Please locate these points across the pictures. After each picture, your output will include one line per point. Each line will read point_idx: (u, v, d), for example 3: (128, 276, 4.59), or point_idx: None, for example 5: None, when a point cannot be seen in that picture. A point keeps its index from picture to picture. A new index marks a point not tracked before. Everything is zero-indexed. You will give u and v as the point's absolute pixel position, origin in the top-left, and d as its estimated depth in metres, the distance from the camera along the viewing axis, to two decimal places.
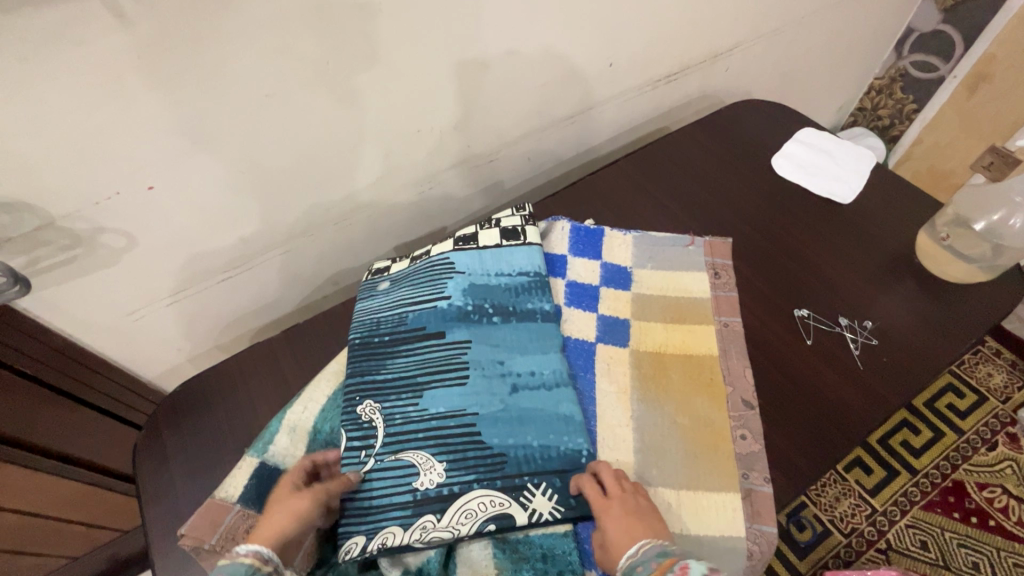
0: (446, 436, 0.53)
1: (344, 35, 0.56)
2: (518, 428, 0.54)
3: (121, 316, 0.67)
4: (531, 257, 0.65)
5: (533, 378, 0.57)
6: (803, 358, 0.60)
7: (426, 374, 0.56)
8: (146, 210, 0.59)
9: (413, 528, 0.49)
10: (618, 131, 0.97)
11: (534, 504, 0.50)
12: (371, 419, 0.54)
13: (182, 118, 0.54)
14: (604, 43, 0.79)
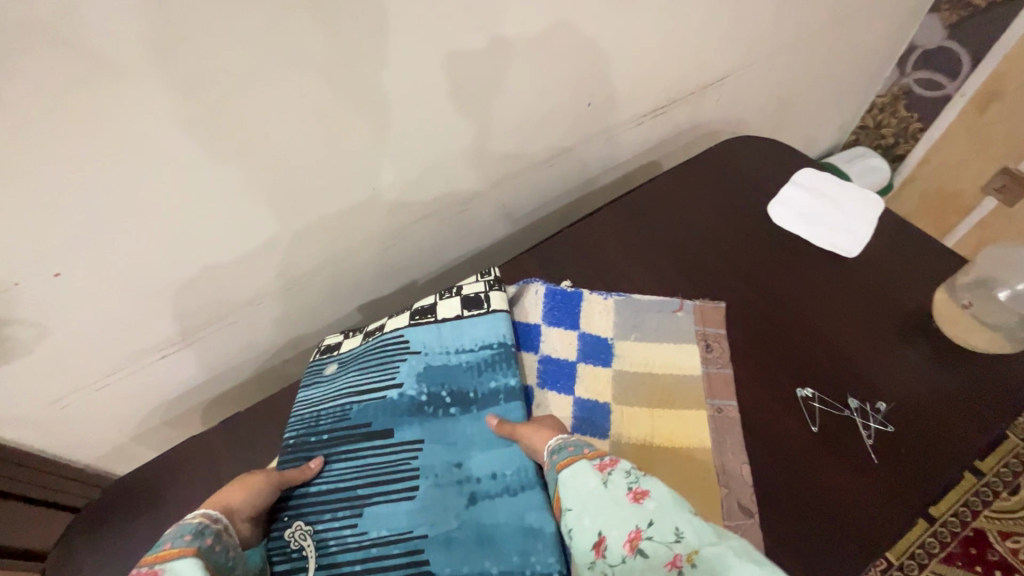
0: (389, 567, 0.46)
1: (277, 97, 0.49)
2: (475, 552, 0.47)
3: (42, 407, 0.60)
4: (495, 326, 0.57)
5: (494, 483, 0.50)
6: (808, 450, 0.52)
7: (368, 486, 0.50)
8: (57, 297, 0.52)
9: None
10: (602, 170, 0.90)
11: None
12: (301, 548, 0.47)
13: (87, 200, 0.47)
14: (580, 82, 0.72)
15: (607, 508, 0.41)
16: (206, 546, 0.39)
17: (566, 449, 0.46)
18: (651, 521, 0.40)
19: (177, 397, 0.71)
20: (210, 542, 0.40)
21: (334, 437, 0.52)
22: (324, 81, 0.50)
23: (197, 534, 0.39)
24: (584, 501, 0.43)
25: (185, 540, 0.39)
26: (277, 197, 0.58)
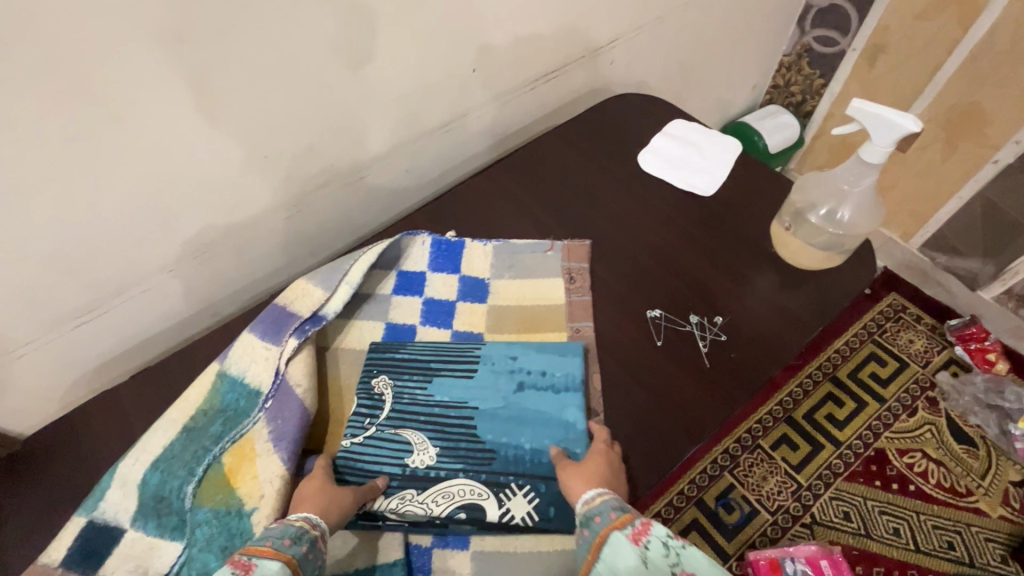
0: (446, 423, 0.54)
1: (151, 71, 0.53)
2: (512, 427, 0.54)
3: None
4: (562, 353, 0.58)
5: (544, 378, 0.56)
6: (651, 359, 0.60)
7: (437, 360, 0.58)
8: None
9: (392, 497, 0.50)
10: (503, 134, 0.95)
11: (511, 505, 0.50)
12: (382, 393, 0.56)
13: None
14: (463, 49, 0.77)
15: None
16: (300, 554, 0.41)
17: (593, 519, 0.44)
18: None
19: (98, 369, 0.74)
20: (305, 550, 0.42)
21: (233, 374, 0.58)
22: (196, 58, 0.55)
23: (295, 540, 0.42)
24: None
25: (304, 549, 0.42)
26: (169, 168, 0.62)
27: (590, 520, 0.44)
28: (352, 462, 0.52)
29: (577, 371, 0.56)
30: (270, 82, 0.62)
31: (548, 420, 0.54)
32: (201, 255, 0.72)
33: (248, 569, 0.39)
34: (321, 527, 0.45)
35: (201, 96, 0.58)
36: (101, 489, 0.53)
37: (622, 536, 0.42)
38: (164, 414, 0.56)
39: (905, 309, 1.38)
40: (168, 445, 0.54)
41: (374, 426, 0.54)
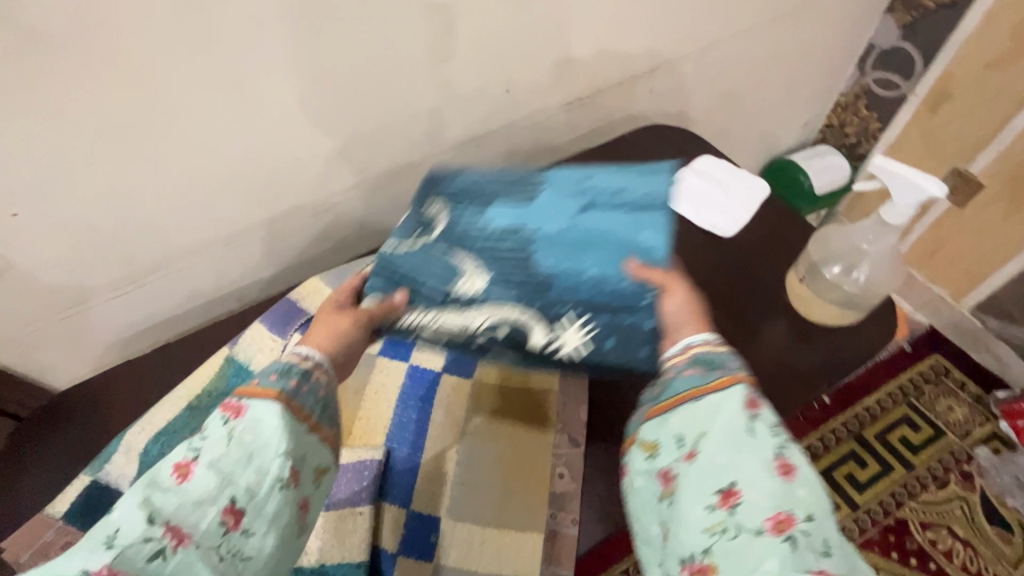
0: (501, 248, 0.54)
1: (202, 74, 0.58)
2: (574, 255, 0.53)
3: (13, 334, 0.70)
4: (655, 184, 0.53)
5: (616, 198, 0.53)
6: (642, 397, 0.59)
7: (499, 185, 0.57)
8: (17, 237, 0.62)
9: (433, 313, 0.54)
10: (534, 152, 0.96)
11: (563, 333, 0.53)
12: (434, 218, 0.57)
13: (34, 152, 0.56)
14: (498, 69, 0.79)
15: (742, 445, 0.40)
16: (290, 387, 0.41)
17: (709, 362, 0.46)
18: (806, 509, 0.37)
19: (128, 336, 0.80)
20: (296, 382, 0.42)
21: (240, 360, 0.62)
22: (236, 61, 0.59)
23: (283, 374, 0.42)
24: (732, 456, 0.40)
25: (297, 382, 0.42)
26: (209, 161, 0.67)
27: (692, 362, 0.46)
28: (398, 285, 0.54)
29: (660, 193, 0.52)
30: (305, 87, 0.65)
31: (615, 241, 0.52)
32: (231, 242, 0.77)
33: (237, 413, 0.39)
34: (313, 359, 0.45)
35: (247, 99, 0.63)
36: (108, 452, 0.57)
37: (737, 396, 0.42)
38: (174, 390, 0.60)
39: (947, 373, 1.30)
40: (172, 420, 0.58)
41: (414, 242, 0.56)
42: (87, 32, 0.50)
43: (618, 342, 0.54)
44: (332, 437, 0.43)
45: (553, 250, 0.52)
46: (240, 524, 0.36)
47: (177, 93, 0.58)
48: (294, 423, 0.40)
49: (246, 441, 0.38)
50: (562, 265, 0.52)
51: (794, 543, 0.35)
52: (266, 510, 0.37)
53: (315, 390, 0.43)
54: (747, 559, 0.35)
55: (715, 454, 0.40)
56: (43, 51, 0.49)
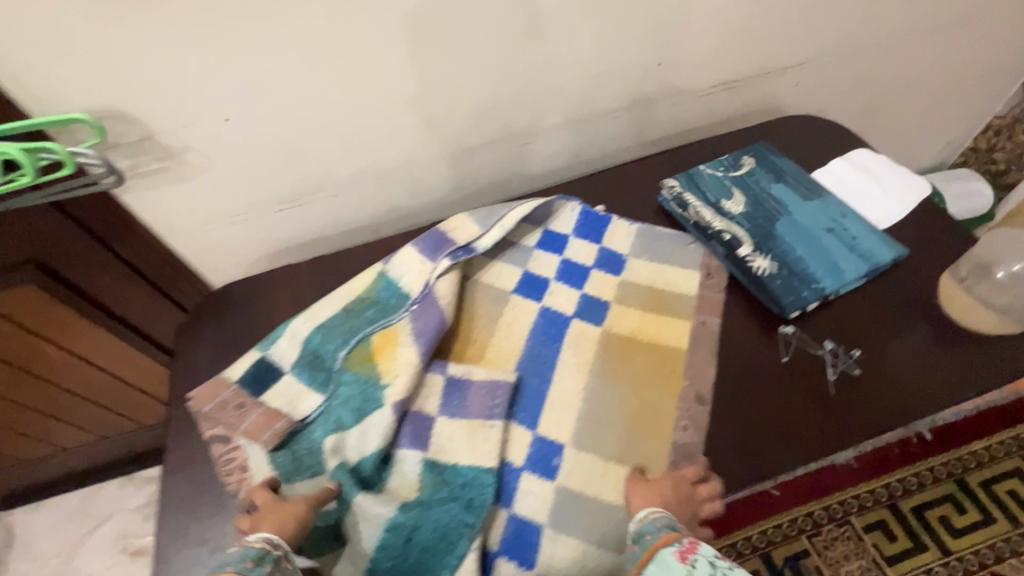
0: (757, 210, 0.70)
1: (395, 4, 0.65)
2: (792, 234, 0.67)
3: (195, 226, 0.80)
4: (888, 251, 0.64)
5: (855, 240, 0.66)
6: (772, 371, 0.60)
7: (801, 184, 0.72)
8: (221, 139, 0.71)
9: (690, 207, 0.71)
10: (668, 133, 0.97)
11: (757, 261, 0.65)
12: (744, 164, 0.75)
13: (253, 60, 0.65)
14: (651, 41, 0.81)
15: None
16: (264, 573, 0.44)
17: (645, 536, 0.46)
18: None
19: (279, 251, 0.90)
20: (268, 569, 0.44)
21: (391, 276, 0.68)
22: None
23: (257, 561, 0.44)
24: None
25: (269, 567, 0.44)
26: (383, 91, 0.74)
27: (641, 537, 0.47)
28: (695, 176, 0.75)
29: (886, 257, 0.64)
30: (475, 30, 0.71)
31: (842, 251, 0.65)
32: (383, 176, 0.84)
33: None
34: (281, 545, 0.47)
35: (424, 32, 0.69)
36: (276, 335, 0.64)
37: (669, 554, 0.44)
38: (333, 293, 0.67)
39: None
40: (331, 316, 0.65)
41: (725, 172, 0.75)
42: None
43: (787, 285, 0.63)
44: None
45: (782, 229, 0.68)
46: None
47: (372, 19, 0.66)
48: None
49: None
50: (787, 235, 0.67)
51: None
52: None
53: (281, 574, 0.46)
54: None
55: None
56: None
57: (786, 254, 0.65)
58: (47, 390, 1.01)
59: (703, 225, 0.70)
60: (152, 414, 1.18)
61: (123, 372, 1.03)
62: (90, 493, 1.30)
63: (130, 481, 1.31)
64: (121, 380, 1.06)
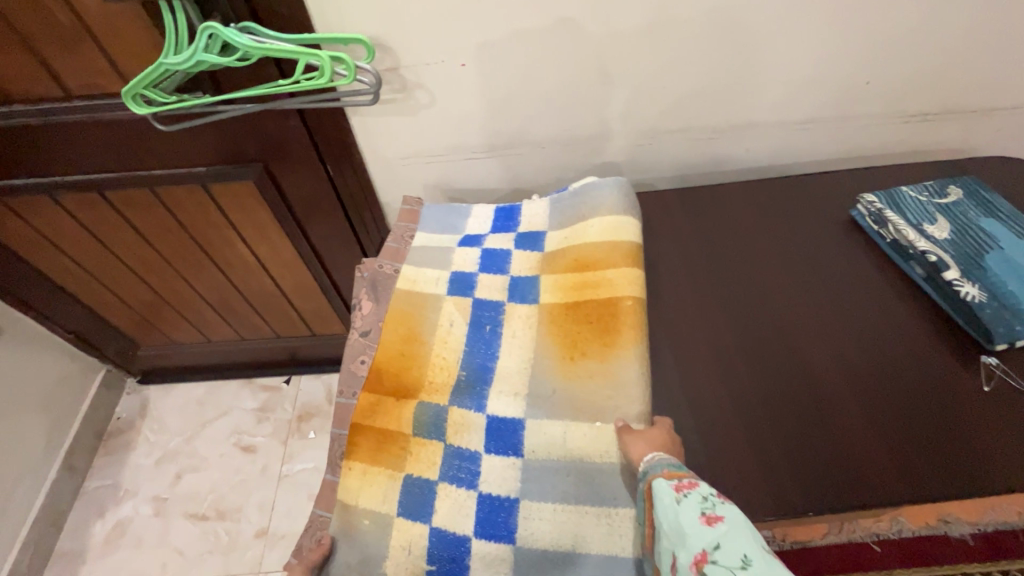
0: (966, 238, 0.68)
1: None
2: (1006, 267, 0.65)
3: (398, 158, 0.88)
4: None
5: None
6: (970, 398, 0.59)
7: (1016, 221, 0.70)
8: (451, 82, 0.78)
9: (892, 223, 0.71)
10: (849, 154, 0.95)
11: (965, 287, 0.64)
12: (952, 193, 0.74)
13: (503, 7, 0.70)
14: (868, 58, 0.81)
15: (676, 513, 0.46)
16: None
17: (652, 468, 0.52)
18: (736, 559, 0.40)
19: (455, 197, 0.96)
20: None
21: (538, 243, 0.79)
22: None
23: None
24: (682, 526, 0.45)
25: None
26: (599, 64, 0.78)
27: (647, 472, 0.53)
28: (896, 197, 0.74)
29: None
30: (703, 19, 0.74)
31: None
32: (569, 143, 0.89)
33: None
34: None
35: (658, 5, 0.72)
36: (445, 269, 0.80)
37: (664, 485, 0.49)
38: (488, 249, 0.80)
39: None
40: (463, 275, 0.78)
41: (931, 197, 0.73)
42: None
43: (998, 316, 0.61)
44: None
45: (992, 261, 0.66)
46: None
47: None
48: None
49: None
50: (1001, 267, 0.65)
51: None
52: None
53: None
54: None
55: (666, 526, 0.47)
56: None
57: (997, 285, 0.63)
58: (218, 281, 1.13)
59: (904, 243, 0.69)
60: (287, 327, 1.29)
61: (283, 282, 1.14)
62: (212, 387, 1.43)
63: (247, 385, 1.43)
64: (278, 291, 1.17)
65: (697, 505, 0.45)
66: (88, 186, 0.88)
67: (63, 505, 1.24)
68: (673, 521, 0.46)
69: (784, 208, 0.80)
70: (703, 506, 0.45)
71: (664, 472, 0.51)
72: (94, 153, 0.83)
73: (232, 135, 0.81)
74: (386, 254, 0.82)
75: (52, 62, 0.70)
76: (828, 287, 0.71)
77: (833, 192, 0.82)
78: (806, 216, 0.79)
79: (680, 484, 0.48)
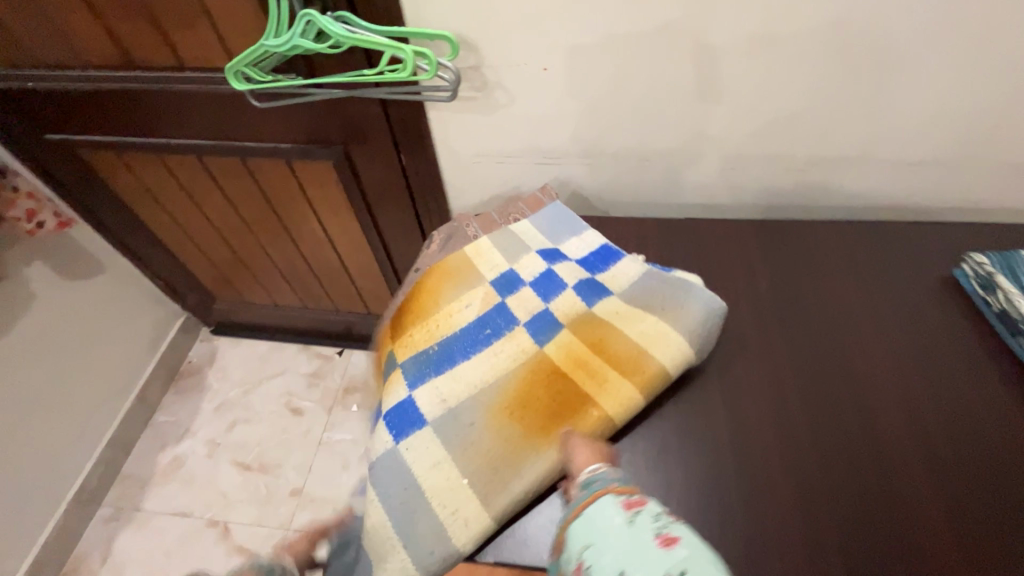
0: None
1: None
2: None
3: (470, 155, 0.89)
4: None
5: None
6: None
7: None
8: (531, 84, 0.77)
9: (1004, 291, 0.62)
10: (963, 204, 0.84)
11: None
12: None
13: (594, 12, 0.69)
14: (1002, 100, 0.71)
15: (626, 536, 0.45)
16: None
17: (593, 482, 0.50)
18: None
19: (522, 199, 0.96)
20: None
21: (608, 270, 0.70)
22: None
23: None
24: (626, 545, 0.44)
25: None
26: (687, 79, 0.74)
27: (591, 482, 0.50)
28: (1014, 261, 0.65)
29: None
30: (808, 41, 0.68)
31: None
32: (643, 158, 0.86)
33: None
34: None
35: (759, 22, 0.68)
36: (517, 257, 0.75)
37: (613, 501, 0.48)
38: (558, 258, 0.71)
39: None
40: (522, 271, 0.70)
41: None
42: None
43: None
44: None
45: None
46: None
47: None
48: None
49: None
50: None
51: None
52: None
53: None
54: None
55: (603, 552, 0.45)
56: None
57: None
58: (290, 250, 1.19)
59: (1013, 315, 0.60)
60: (346, 302, 1.34)
61: (348, 259, 1.18)
62: (273, 347, 1.52)
63: (304, 350, 1.51)
64: (343, 267, 1.21)
65: (650, 524, 0.45)
66: (189, 149, 0.96)
67: (133, 433, 1.36)
68: (622, 538, 0.45)
69: (874, 256, 0.73)
70: (657, 528, 0.45)
71: (604, 493, 0.49)
72: (197, 120, 0.90)
73: (318, 116, 0.85)
74: (482, 219, 0.78)
75: (171, 33, 0.76)
76: (914, 353, 0.64)
77: (934, 245, 0.73)
78: (898, 268, 0.71)
79: (630, 501, 0.48)
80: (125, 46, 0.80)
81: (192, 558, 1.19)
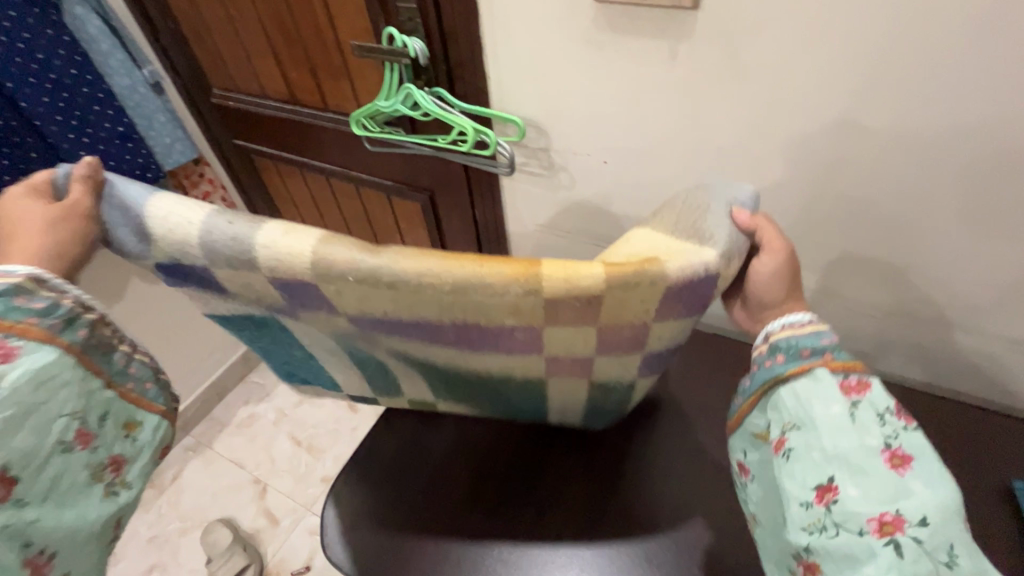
0: None
1: (813, 128, 0.63)
2: None
3: (533, 223, 0.95)
4: None
5: None
6: None
7: None
8: (593, 173, 0.82)
9: None
10: None
11: None
12: None
13: (661, 122, 0.71)
14: None
15: (844, 443, 0.42)
16: (77, 334, 0.47)
17: (795, 347, 0.47)
18: (922, 513, 0.39)
19: None
20: (81, 331, 0.48)
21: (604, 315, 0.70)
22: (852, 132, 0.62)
23: (66, 320, 0.47)
24: (849, 449, 0.41)
25: (80, 332, 0.48)
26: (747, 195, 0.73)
27: (796, 346, 0.47)
28: None
29: None
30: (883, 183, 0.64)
31: None
32: None
33: (13, 491, 0.44)
34: (95, 306, 0.49)
35: (831, 158, 0.65)
36: None
37: (829, 378, 0.44)
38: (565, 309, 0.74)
39: None
40: None
41: None
42: (768, 70, 0.61)
43: None
44: (167, 409, 0.56)
45: None
46: (83, 444, 0.48)
47: (789, 126, 0.65)
48: (83, 371, 0.48)
49: (45, 388, 0.45)
50: None
51: (901, 548, 0.38)
52: (60, 481, 0.46)
53: (97, 342, 0.49)
54: (853, 560, 0.39)
55: (813, 453, 0.43)
56: (724, 72, 0.63)
57: None
58: None
59: None
60: None
61: None
62: None
63: None
64: None
65: (879, 426, 0.42)
66: (321, 170, 1.16)
67: (230, 384, 1.62)
68: (840, 435, 0.42)
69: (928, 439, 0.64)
70: (884, 438, 0.42)
71: (798, 366, 0.46)
72: (330, 149, 1.09)
73: (415, 165, 0.99)
74: None
75: (323, 83, 0.96)
76: None
77: (1007, 451, 0.63)
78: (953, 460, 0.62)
79: (850, 384, 0.44)
80: (292, 86, 1.01)
81: (232, 506, 1.38)
